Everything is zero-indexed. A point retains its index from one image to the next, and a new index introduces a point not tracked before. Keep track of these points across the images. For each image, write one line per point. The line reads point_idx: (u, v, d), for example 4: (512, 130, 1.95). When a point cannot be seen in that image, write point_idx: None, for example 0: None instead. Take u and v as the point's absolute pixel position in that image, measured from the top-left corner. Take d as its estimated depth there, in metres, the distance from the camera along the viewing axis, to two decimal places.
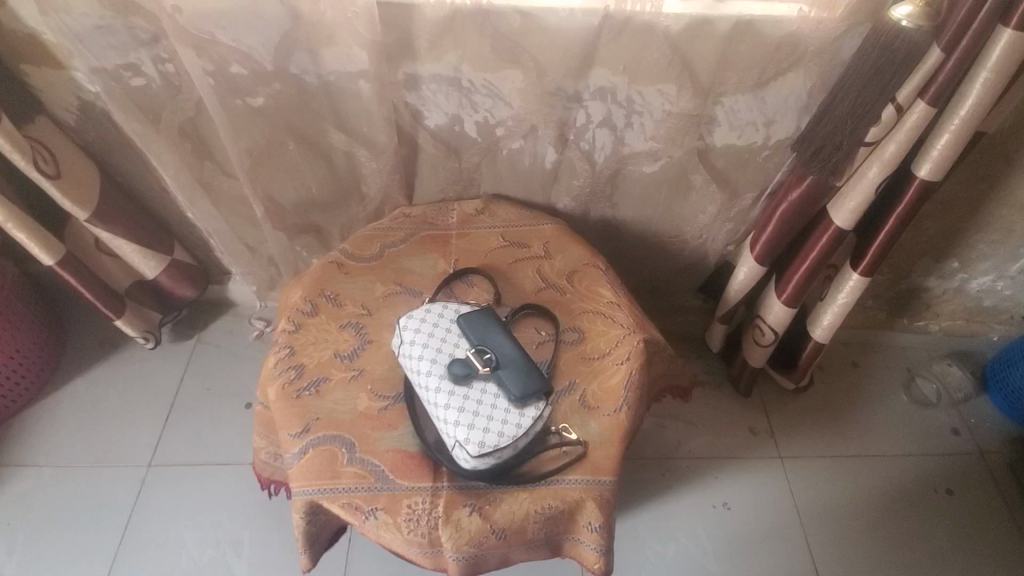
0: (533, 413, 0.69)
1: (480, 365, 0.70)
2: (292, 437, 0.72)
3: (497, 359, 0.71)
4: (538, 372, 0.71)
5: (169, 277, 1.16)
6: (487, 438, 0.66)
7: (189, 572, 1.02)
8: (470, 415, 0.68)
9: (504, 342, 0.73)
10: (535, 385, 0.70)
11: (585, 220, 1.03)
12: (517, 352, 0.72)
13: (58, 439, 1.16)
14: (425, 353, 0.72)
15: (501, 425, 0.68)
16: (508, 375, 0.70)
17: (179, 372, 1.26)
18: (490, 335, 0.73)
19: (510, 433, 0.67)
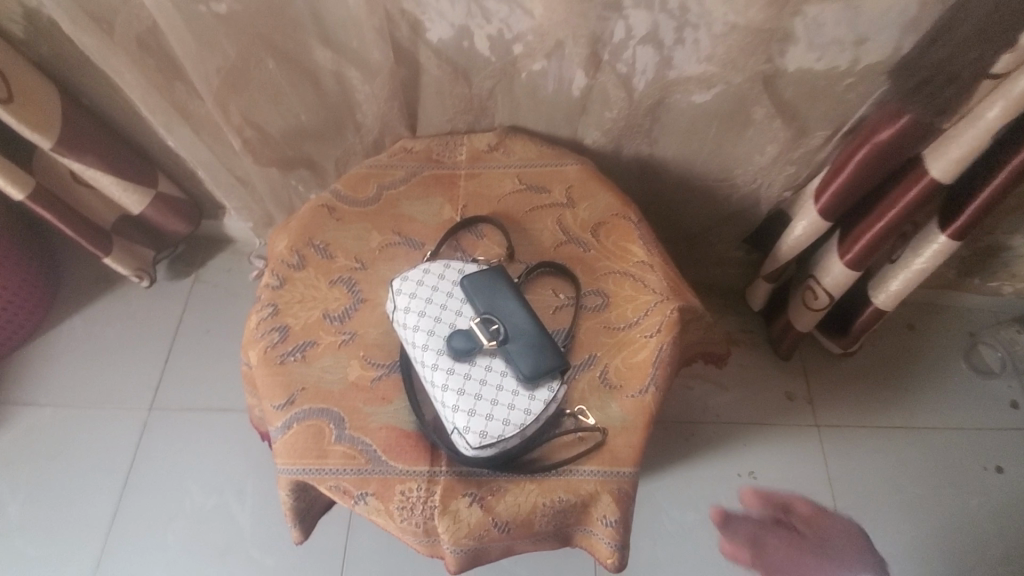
0: (544, 397, 0.60)
1: (485, 339, 0.60)
2: (275, 409, 0.65)
3: (505, 332, 0.61)
4: (552, 347, 0.61)
5: (157, 212, 1.07)
6: (488, 425, 0.58)
7: (192, 518, 1.01)
8: (470, 399, 0.58)
9: (515, 312, 0.62)
10: (549, 363, 0.60)
11: (617, 159, 0.88)
12: (528, 324, 0.62)
13: (57, 378, 1.13)
14: (422, 323, 0.62)
15: (507, 411, 0.58)
16: (516, 352, 0.60)
17: (177, 313, 1.20)
18: (499, 301, 0.63)
19: (516, 420, 0.58)
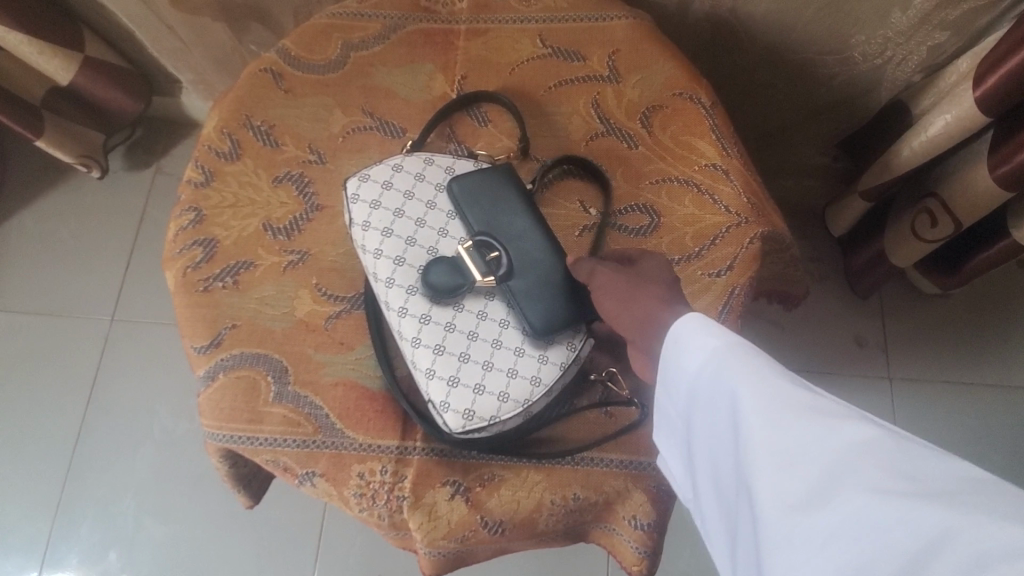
0: (559, 360, 0.43)
1: (480, 273, 0.43)
2: (198, 353, 0.48)
3: (510, 262, 0.44)
4: (574, 290, 0.44)
5: (91, 83, 0.86)
6: (477, 401, 0.42)
7: (164, 443, 0.91)
8: (454, 361, 0.42)
9: (524, 235, 0.45)
10: (568, 312, 0.43)
11: (682, 15, 0.62)
12: (542, 252, 0.45)
13: (8, 281, 0.99)
14: (387, 247, 0.44)
15: (504, 381, 0.42)
16: (524, 293, 0.43)
17: (138, 210, 1.02)
18: (501, 218, 0.45)
19: (516, 395, 0.42)
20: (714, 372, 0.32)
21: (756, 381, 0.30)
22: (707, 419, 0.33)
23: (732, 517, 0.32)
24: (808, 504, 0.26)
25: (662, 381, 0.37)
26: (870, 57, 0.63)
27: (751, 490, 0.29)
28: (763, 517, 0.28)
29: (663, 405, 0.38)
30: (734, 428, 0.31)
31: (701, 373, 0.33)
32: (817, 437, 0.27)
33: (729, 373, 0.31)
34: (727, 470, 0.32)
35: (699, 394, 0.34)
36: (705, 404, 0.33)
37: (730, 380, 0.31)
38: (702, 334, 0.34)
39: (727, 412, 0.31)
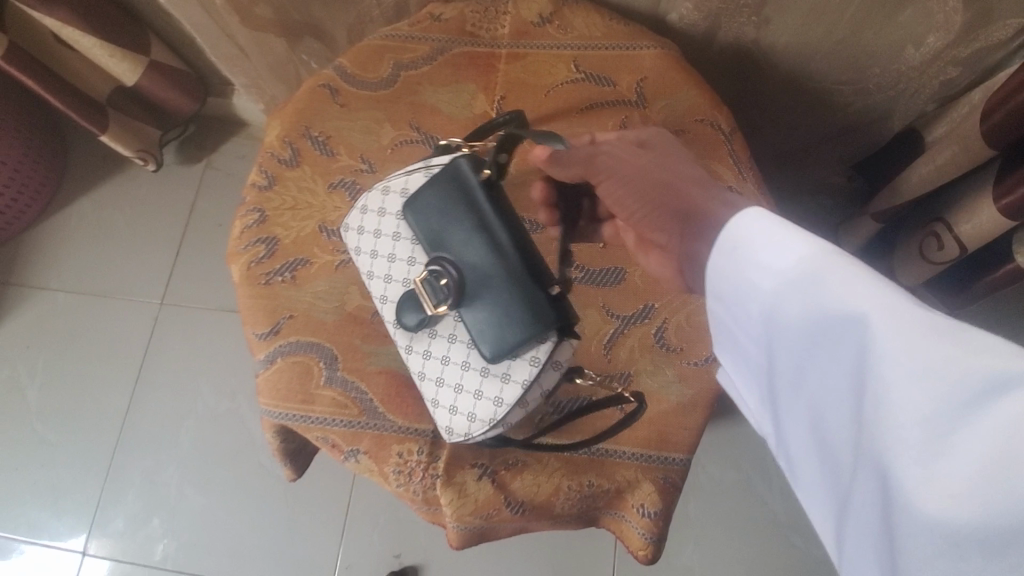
0: (521, 376, 0.47)
1: (433, 305, 0.48)
2: (258, 339, 0.54)
3: (459, 287, 0.48)
4: (525, 300, 0.46)
5: (154, 84, 0.93)
6: (452, 420, 0.48)
7: (205, 420, 0.98)
8: (431, 386, 0.49)
9: (471, 255, 0.48)
10: (521, 322, 0.46)
11: (707, 44, 0.66)
12: (492, 267, 0.48)
13: (68, 263, 1.07)
14: (374, 286, 0.53)
15: (472, 399, 0.48)
16: (476, 317, 0.47)
17: (188, 201, 1.10)
18: (450, 242, 0.49)
19: (484, 413, 0.48)
20: (810, 302, 0.27)
21: (877, 317, 0.24)
22: (798, 354, 0.28)
23: (832, 464, 0.29)
24: (971, 475, 0.22)
25: (728, 299, 0.32)
26: (885, 88, 0.67)
27: (879, 460, 0.25)
28: (900, 497, 0.24)
29: (732, 327, 0.33)
30: (846, 370, 0.26)
31: (788, 298, 0.28)
32: (964, 401, 0.22)
33: (835, 314, 0.26)
34: (825, 413, 0.28)
35: (785, 325, 0.28)
36: (794, 340, 0.28)
37: (841, 314, 0.26)
38: (783, 242, 0.28)
39: (835, 352, 0.26)
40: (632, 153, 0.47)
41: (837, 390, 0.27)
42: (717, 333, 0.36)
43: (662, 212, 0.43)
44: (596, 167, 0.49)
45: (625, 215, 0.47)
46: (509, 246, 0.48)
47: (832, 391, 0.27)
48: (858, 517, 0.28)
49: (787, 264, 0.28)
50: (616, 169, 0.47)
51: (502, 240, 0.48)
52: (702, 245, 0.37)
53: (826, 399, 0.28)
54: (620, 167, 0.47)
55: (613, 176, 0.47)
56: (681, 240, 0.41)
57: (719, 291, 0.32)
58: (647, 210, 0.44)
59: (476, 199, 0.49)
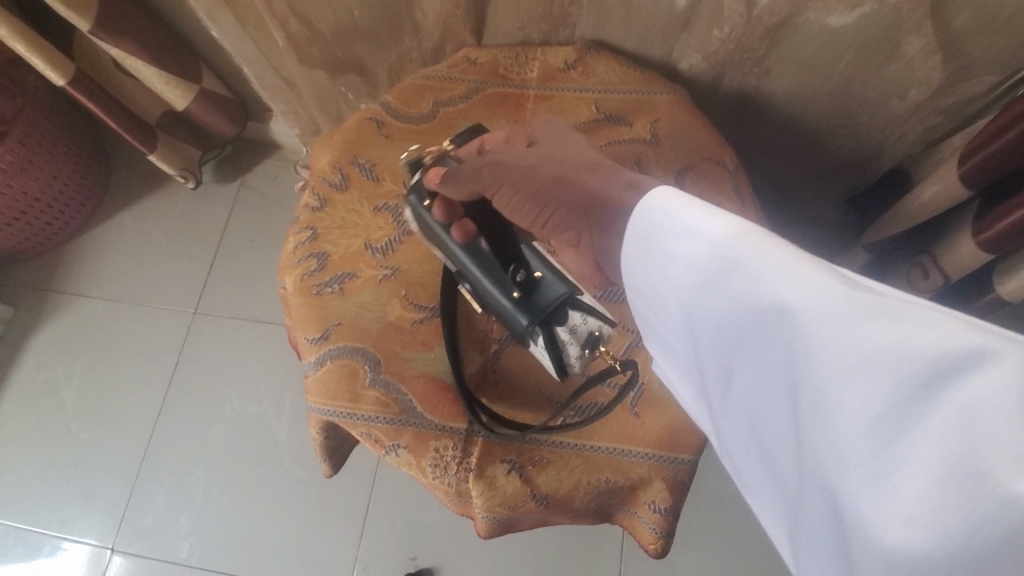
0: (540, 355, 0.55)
1: (472, 305, 0.59)
2: (309, 344, 0.60)
3: (475, 295, 0.57)
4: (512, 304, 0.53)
5: (201, 109, 1.01)
6: (532, 367, 0.61)
7: (232, 424, 1.03)
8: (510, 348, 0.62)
9: (455, 265, 0.57)
10: (514, 324, 0.53)
11: (714, 89, 0.73)
12: (482, 280, 0.55)
13: (108, 273, 1.14)
14: None
15: (530, 363, 0.59)
16: (496, 316, 0.57)
17: (222, 217, 1.17)
18: (452, 262, 0.58)
19: (538, 374, 0.59)
20: (732, 281, 0.28)
21: (798, 295, 0.25)
22: (728, 338, 0.29)
23: (774, 459, 0.29)
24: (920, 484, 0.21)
25: (663, 294, 0.34)
26: (874, 132, 0.74)
27: (829, 479, 0.24)
28: (851, 514, 0.23)
29: (666, 316, 0.35)
30: (772, 351, 0.27)
31: (709, 276, 0.29)
32: (888, 378, 0.22)
33: (759, 293, 0.27)
34: (760, 399, 0.29)
35: (711, 307, 0.30)
36: (724, 322, 0.29)
37: (767, 306, 0.26)
38: (701, 224, 0.30)
39: (762, 334, 0.27)
40: (523, 162, 0.49)
41: (766, 373, 0.28)
42: (670, 337, 0.36)
43: (558, 210, 0.45)
44: (484, 177, 0.52)
45: (525, 219, 0.49)
46: (479, 255, 0.54)
47: (761, 374, 0.28)
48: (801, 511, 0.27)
49: (700, 245, 0.30)
50: (506, 178, 0.50)
51: (470, 254, 0.55)
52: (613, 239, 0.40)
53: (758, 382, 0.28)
54: (513, 175, 0.49)
55: (507, 185, 0.50)
56: (590, 239, 0.43)
57: (648, 276, 0.34)
58: (546, 208, 0.46)
59: (443, 219, 0.56)
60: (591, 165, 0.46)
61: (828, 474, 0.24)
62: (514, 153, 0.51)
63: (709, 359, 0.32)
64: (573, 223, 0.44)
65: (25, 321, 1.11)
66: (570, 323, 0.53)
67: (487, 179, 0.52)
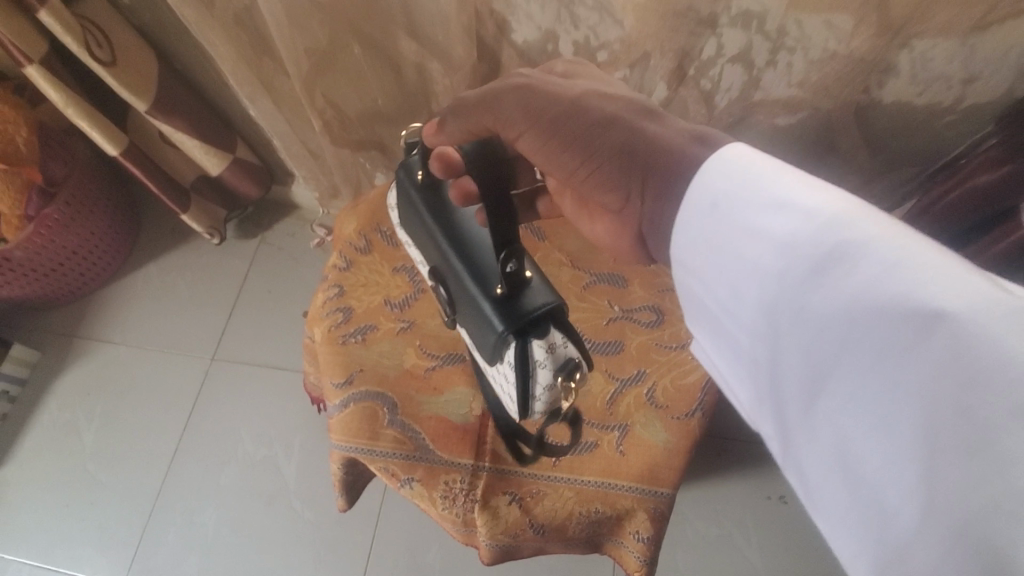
0: (507, 367, 0.57)
1: (445, 311, 0.63)
2: (334, 388, 0.69)
3: (450, 296, 0.61)
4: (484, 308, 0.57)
5: (232, 175, 1.12)
6: (496, 390, 0.62)
7: (244, 466, 1.08)
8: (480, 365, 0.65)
9: (444, 274, 0.62)
10: (485, 326, 0.57)
11: None
12: (463, 278, 0.58)
13: (132, 321, 1.22)
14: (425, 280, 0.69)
15: (496, 380, 0.61)
16: (468, 321, 0.60)
17: (242, 270, 1.26)
18: (436, 259, 0.62)
19: (502, 390, 0.61)
20: (842, 269, 0.30)
21: (946, 301, 0.26)
22: (807, 324, 0.31)
23: (821, 429, 0.31)
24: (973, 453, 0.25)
25: (725, 261, 0.36)
26: None
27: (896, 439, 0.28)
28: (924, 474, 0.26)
29: (721, 294, 0.37)
30: (874, 349, 0.28)
31: (808, 257, 0.31)
32: (996, 399, 0.24)
33: (881, 290, 0.28)
34: (829, 386, 0.30)
35: (809, 291, 0.31)
36: (812, 311, 0.31)
37: (860, 274, 0.29)
38: (813, 205, 0.32)
39: (858, 326, 0.29)
40: (564, 100, 0.49)
41: (851, 366, 0.29)
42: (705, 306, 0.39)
43: (601, 159, 0.46)
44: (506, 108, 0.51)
45: (562, 172, 0.50)
46: (466, 264, 0.59)
47: (844, 368, 0.30)
48: (864, 494, 0.29)
49: (790, 218, 0.33)
50: (539, 118, 0.50)
51: (461, 261, 0.59)
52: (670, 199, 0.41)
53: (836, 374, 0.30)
54: (543, 116, 0.50)
55: (535, 126, 0.50)
56: (644, 190, 0.43)
57: (721, 246, 0.36)
58: (588, 155, 0.47)
59: (440, 224, 0.61)
60: (637, 105, 0.47)
61: (891, 437, 0.28)
62: (548, 88, 0.51)
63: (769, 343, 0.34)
64: (624, 181, 0.45)
65: (50, 365, 1.18)
66: (548, 340, 0.56)
67: (507, 122, 0.51)
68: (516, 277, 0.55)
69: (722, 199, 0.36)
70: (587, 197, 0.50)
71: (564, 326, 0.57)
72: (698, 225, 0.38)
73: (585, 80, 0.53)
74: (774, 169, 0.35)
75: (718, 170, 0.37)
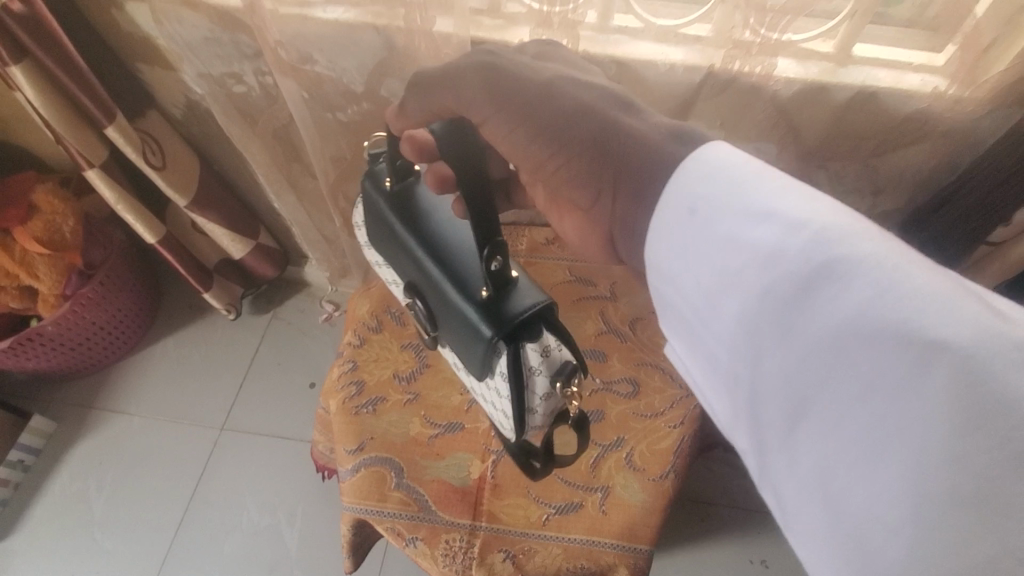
0: (500, 376, 0.58)
1: (426, 327, 0.64)
2: (347, 454, 0.77)
3: (429, 310, 0.62)
4: (463, 321, 0.57)
5: (253, 258, 1.24)
6: (492, 403, 0.65)
7: (248, 534, 1.13)
8: (472, 383, 0.67)
9: (423, 284, 0.61)
10: (469, 341, 0.57)
11: None
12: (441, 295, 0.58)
13: (147, 392, 1.29)
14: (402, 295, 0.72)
15: (489, 393, 0.63)
16: (452, 336, 0.60)
17: (254, 343, 1.36)
18: (411, 274, 0.63)
19: (497, 403, 0.63)
20: (832, 290, 0.30)
21: (945, 331, 0.26)
22: (796, 348, 0.31)
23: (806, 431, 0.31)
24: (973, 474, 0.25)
25: (711, 264, 0.36)
26: None
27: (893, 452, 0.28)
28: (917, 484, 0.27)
29: (702, 309, 0.37)
30: (877, 363, 0.28)
31: (797, 272, 0.31)
32: (989, 436, 0.25)
33: (874, 317, 0.28)
34: (816, 410, 0.31)
35: (799, 314, 0.31)
36: (800, 334, 0.31)
37: (865, 288, 0.29)
38: (803, 216, 0.32)
39: (850, 352, 0.29)
40: (534, 85, 0.50)
41: (840, 392, 0.29)
42: (685, 306, 0.38)
43: (572, 146, 0.48)
44: (478, 98, 0.51)
45: (535, 163, 0.51)
46: (445, 271, 0.58)
47: (833, 395, 0.30)
48: (843, 519, 0.30)
49: (783, 226, 0.32)
50: (508, 107, 0.50)
51: (441, 269, 0.58)
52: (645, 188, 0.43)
53: (825, 399, 0.30)
54: (514, 107, 0.50)
55: (505, 118, 0.50)
56: (619, 191, 0.45)
57: (702, 251, 0.36)
58: (563, 156, 0.49)
59: (415, 235, 0.61)
60: (610, 94, 0.48)
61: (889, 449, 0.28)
62: (517, 68, 0.50)
63: (749, 360, 0.34)
64: (596, 179, 0.47)
65: (65, 436, 1.24)
66: (542, 344, 0.56)
67: (473, 107, 0.52)
68: (501, 274, 0.54)
69: (700, 206, 0.37)
70: (558, 190, 0.52)
71: (553, 327, 0.56)
72: (679, 234, 0.38)
73: (553, 62, 0.53)
74: (755, 175, 0.36)
75: (698, 172, 0.38)
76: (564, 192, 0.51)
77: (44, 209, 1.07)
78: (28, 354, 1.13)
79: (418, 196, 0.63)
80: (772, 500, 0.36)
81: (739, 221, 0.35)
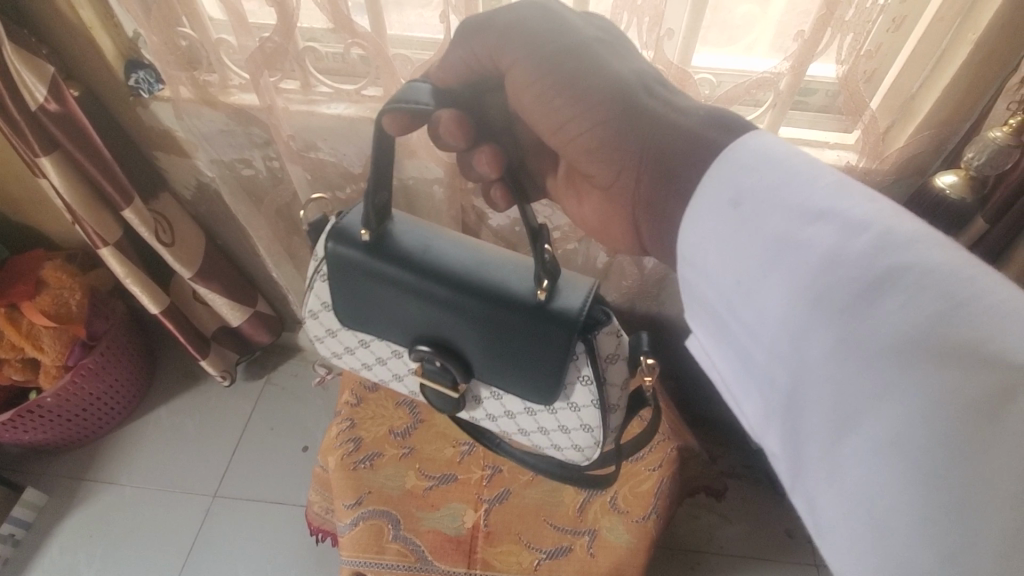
0: (583, 383, 0.64)
1: (463, 380, 0.66)
2: (346, 508, 0.80)
3: (465, 348, 0.65)
4: (535, 338, 0.60)
5: (250, 325, 1.29)
6: (561, 427, 0.68)
7: None
8: (527, 422, 0.70)
9: (461, 320, 0.62)
10: (547, 354, 0.61)
11: (631, 314, 1.06)
12: (495, 322, 0.61)
13: (139, 461, 1.30)
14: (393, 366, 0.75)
15: (559, 419, 0.67)
16: (518, 365, 0.63)
17: (248, 409, 1.38)
18: (434, 321, 0.64)
19: (572, 421, 0.67)
20: (894, 295, 0.32)
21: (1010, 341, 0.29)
22: (846, 349, 0.34)
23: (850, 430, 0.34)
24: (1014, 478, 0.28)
25: (761, 261, 0.39)
26: None
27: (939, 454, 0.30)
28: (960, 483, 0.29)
29: (750, 310, 0.40)
30: (934, 366, 0.30)
31: (858, 274, 0.34)
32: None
33: (939, 331, 0.30)
34: (865, 416, 0.33)
35: (857, 316, 0.34)
36: (861, 340, 0.33)
37: (924, 292, 0.31)
38: (862, 223, 0.35)
39: (909, 358, 0.31)
40: (568, 39, 0.54)
41: (895, 401, 0.32)
42: (730, 301, 0.42)
43: (598, 112, 0.53)
44: (511, 49, 0.54)
45: (557, 121, 0.56)
46: (487, 290, 0.61)
47: (883, 391, 0.32)
48: (881, 527, 0.32)
49: (840, 235, 0.35)
50: (541, 61, 0.54)
51: (480, 294, 0.61)
52: (692, 159, 0.47)
53: (877, 406, 0.32)
54: (546, 60, 0.54)
55: (535, 66, 0.54)
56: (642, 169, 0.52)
57: (754, 250, 0.40)
58: (588, 128, 0.54)
59: (421, 275, 0.62)
60: (644, 72, 0.54)
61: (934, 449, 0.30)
62: (557, 21, 0.55)
63: (798, 354, 0.36)
64: (619, 155, 0.54)
65: (56, 508, 1.23)
66: (613, 329, 0.63)
67: (505, 53, 0.55)
68: (553, 272, 0.59)
69: (745, 198, 0.41)
70: (573, 162, 0.59)
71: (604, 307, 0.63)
72: (727, 229, 0.42)
73: (588, 20, 0.57)
74: (813, 175, 0.39)
75: (746, 170, 0.42)
76: (581, 162, 0.58)
77: (52, 284, 1.13)
78: (25, 426, 1.15)
79: (399, 238, 0.65)
80: (800, 498, 0.38)
81: (794, 222, 0.38)
